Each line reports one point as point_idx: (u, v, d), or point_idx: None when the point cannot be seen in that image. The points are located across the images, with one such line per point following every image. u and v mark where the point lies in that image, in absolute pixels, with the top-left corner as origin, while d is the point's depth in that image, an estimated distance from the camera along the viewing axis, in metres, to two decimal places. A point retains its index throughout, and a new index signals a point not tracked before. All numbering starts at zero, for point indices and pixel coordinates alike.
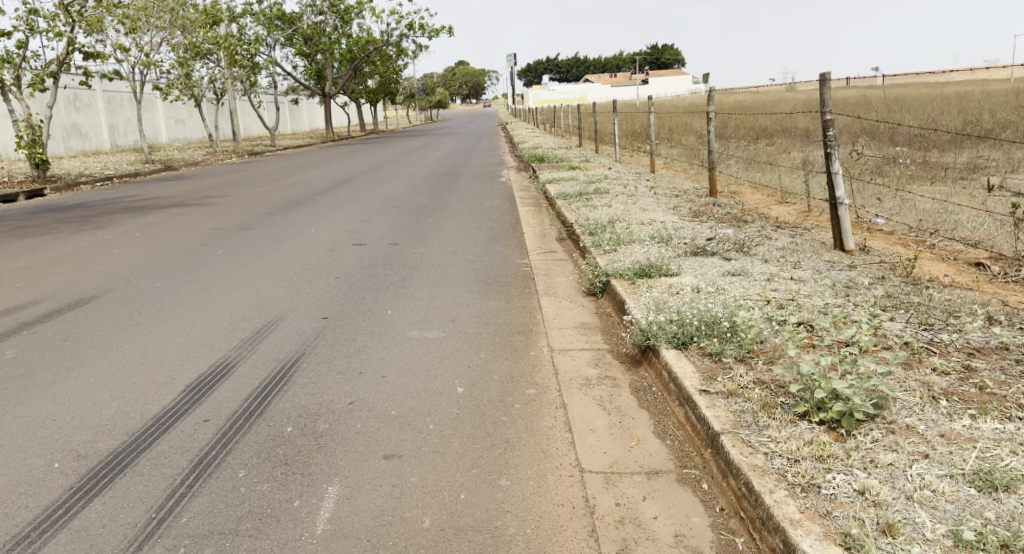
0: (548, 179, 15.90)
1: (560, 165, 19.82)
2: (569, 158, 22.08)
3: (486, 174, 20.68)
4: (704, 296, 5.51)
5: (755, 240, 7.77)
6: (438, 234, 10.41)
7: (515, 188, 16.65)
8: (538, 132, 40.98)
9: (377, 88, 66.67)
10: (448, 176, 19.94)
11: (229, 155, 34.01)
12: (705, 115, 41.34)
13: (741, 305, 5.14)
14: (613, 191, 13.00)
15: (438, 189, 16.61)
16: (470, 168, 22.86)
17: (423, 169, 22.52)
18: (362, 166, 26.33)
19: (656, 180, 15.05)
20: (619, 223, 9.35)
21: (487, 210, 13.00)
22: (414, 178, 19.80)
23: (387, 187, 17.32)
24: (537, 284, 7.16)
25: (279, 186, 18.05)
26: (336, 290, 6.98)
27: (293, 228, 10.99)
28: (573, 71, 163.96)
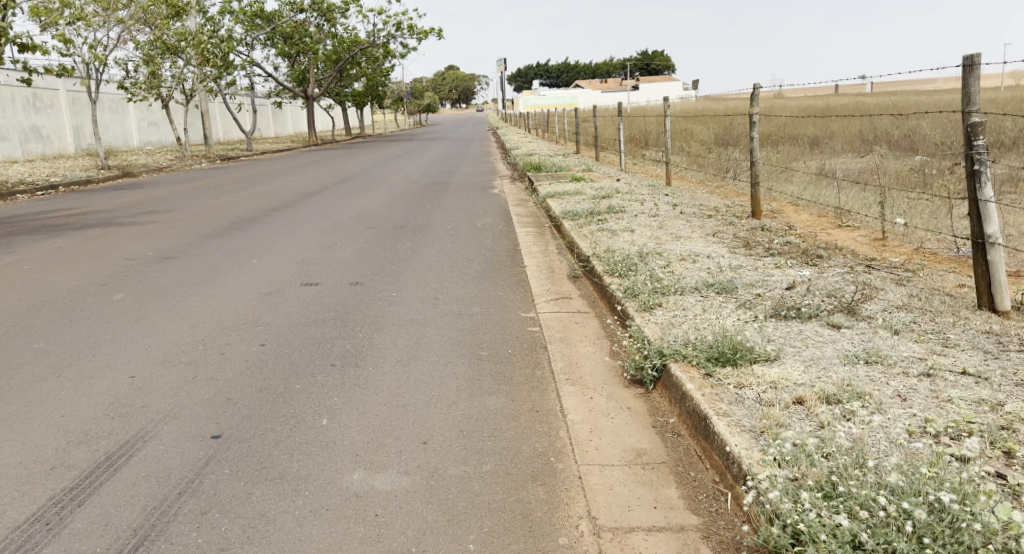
0: (551, 193, 13.69)
1: (558, 175, 17.62)
2: (569, 167, 19.88)
3: (477, 185, 18.52)
4: (859, 427, 3.21)
5: (857, 291, 5.56)
6: (415, 265, 8.22)
7: (511, 202, 14.46)
8: (531, 138, 38.72)
9: (362, 91, 64.33)
10: (433, 187, 17.74)
11: (199, 160, 31.76)
12: (708, 122, 39.20)
13: (940, 464, 2.90)
14: (631, 210, 10.81)
15: (421, 202, 14.42)
16: (458, 177, 20.65)
17: (406, 179, 20.33)
18: (340, 173, 24.07)
19: (677, 195, 12.85)
20: (655, 259, 7.13)
21: (479, 231, 10.80)
22: (394, 189, 17.59)
23: (362, 200, 15.12)
24: (556, 363, 4.85)
25: (239, 197, 15.85)
26: (253, 372, 4.69)
27: (234, 256, 8.79)
28: (563, 79, 162.10)
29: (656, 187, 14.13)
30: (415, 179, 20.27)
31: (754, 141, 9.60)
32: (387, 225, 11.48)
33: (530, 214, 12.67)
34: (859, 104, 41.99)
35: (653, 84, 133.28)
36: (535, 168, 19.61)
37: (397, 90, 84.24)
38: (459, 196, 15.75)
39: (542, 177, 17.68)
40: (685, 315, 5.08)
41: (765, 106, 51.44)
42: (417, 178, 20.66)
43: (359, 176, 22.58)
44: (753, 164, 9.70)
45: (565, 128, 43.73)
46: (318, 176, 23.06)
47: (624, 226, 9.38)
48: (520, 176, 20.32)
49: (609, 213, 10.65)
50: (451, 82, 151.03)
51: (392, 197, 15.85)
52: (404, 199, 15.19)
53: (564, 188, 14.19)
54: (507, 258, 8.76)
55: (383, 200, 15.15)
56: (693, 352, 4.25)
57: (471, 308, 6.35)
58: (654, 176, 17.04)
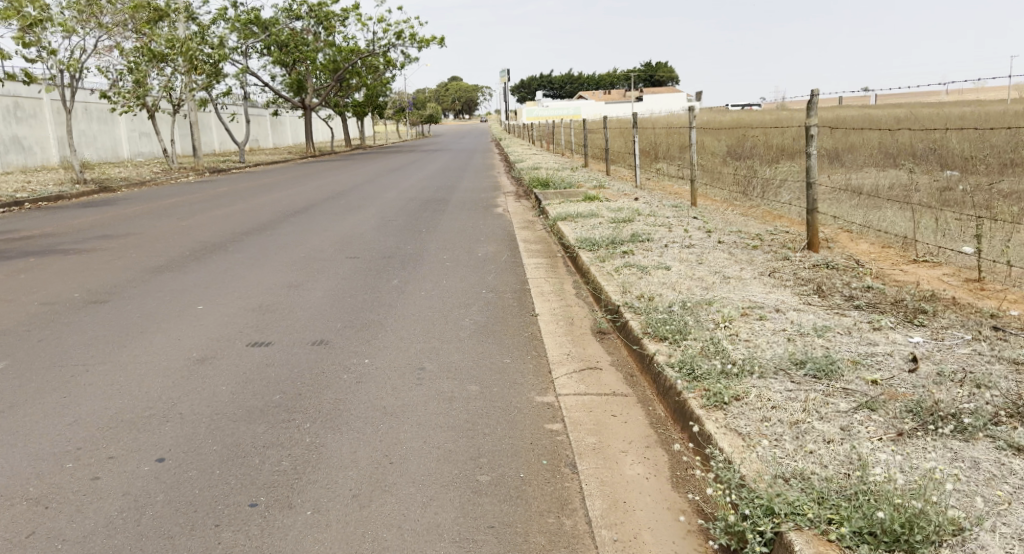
0: (561, 215, 12.08)
1: (567, 193, 15.99)
2: (578, 183, 18.27)
3: (478, 202, 16.89)
4: None
5: (1013, 377, 3.92)
6: (398, 314, 6.60)
7: (516, 225, 12.83)
8: (537, 150, 37.11)
9: (363, 101, 62.82)
10: (429, 206, 16.13)
11: (187, 173, 30.21)
12: (720, 134, 37.66)
13: None
14: (659, 238, 9.19)
15: (416, 225, 12.81)
16: (459, 193, 19.06)
17: (403, 195, 18.74)
18: (334, 187, 22.50)
19: (708, 218, 11.21)
20: (709, 314, 5.47)
21: (480, 262, 9.18)
22: (386, 207, 15.99)
23: (350, 221, 13.51)
24: (593, 503, 3.21)
25: (213, 217, 14.29)
26: (127, 525, 3.10)
27: (178, 300, 7.18)
28: (567, 90, 160.87)
29: (680, 208, 12.50)
30: (412, 195, 18.66)
31: (811, 159, 8.03)
32: (374, 253, 9.88)
33: (538, 240, 11.04)
34: (877, 116, 40.34)
35: (657, 95, 131.90)
36: (542, 185, 17.98)
37: (399, 101, 82.78)
38: (459, 216, 14.16)
39: (549, 195, 16.06)
40: (783, 426, 3.43)
41: (776, 119, 49.80)
42: (416, 194, 19.10)
43: (352, 190, 21.00)
44: (808, 186, 8.08)
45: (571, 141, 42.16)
46: (309, 191, 21.45)
47: (657, 260, 7.75)
48: (525, 193, 18.73)
49: (634, 241, 9.02)
50: (453, 93, 149.63)
51: (384, 217, 14.24)
52: (397, 220, 13.59)
53: (576, 209, 12.58)
54: (513, 302, 7.11)
55: (373, 220, 13.55)
56: (836, 516, 2.72)
57: (465, 387, 4.71)
58: (675, 195, 15.42)
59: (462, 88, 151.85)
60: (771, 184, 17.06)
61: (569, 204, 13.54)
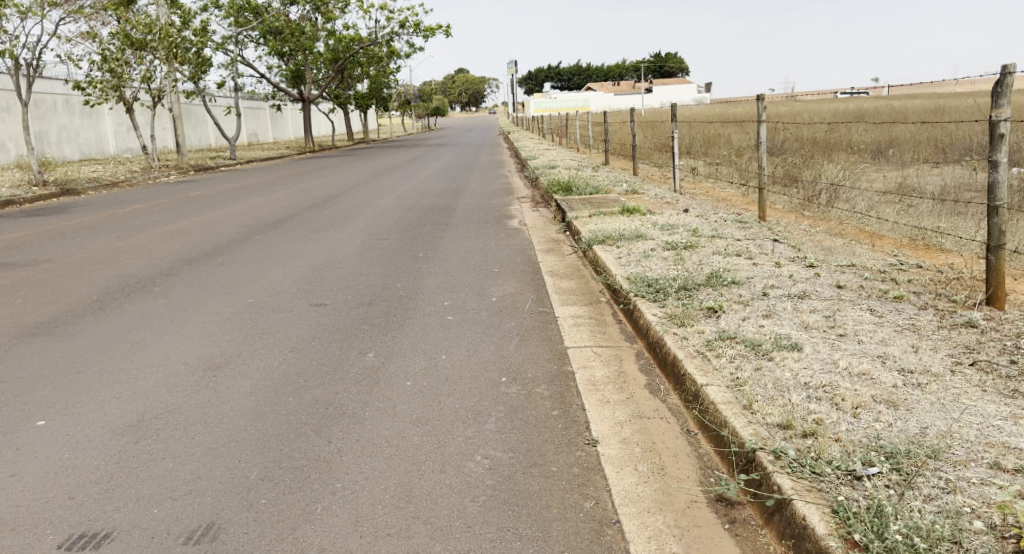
0: (596, 236, 9.35)
1: (597, 201, 13.27)
2: (607, 187, 15.55)
3: (488, 211, 14.21)
4: None
5: None
6: (363, 440, 3.96)
7: (538, 247, 10.14)
8: (549, 146, 34.38)
9: (365, 93, 60.05)
10: (430, 217, 13.43)
11: (168, 171, 27.54)
12: (747, 127, 34.85)
13: None
14: (751, 281, 6.49)
15: (411, 246, 10.12)
16: (464, 198, 16.36)
17: (399, 200, 16.03)
18: (324, 188, 19.78)
19: (793, 241, 8.51)
20: (962, 516, 2.79)
21: (496, 313, 6.49)
22: (378, 218, 13.26)
23: (330, 238, 10.82)
24: None
25: (163, 231, 11.59)
26: None
27: (18, 402, 4.51)
28: (575, 82, 157.99)
29: (749, 226, 9.78)
30: (410, 201, 15.96)
31: (999, 171, 5.34)
32: (348, 296, 7.18)
33: (570, 272, 8.34)
34: (915, 106, 37.41)
35: (666, 87, 128.76)
36: (563, 189, 15.26)
37: (402, 92, 79.95)
38: (467, 232, 11.48)
39: (574, 203, 13.34)
40: None
41: (800, 110, 46.92)
42: (415, 199, 16.39)
43: (344, 191, 18.29)
44: (993, 211, 5.40)
45: (586, 135, 39.33)
46: (295, 192, 18.75)
47: (772, 330, 5.05)
48: (544, 198, 16.00)
49: (718, 286, 6.33)
50: (459, 85, 146.88)
51: (373, 231, 11.57)
52: (388, 237, 10.91)
53: (614, 228, 9.85)
54: (552, 408, 4.43)
55: (358, 238, 10.84)
56: None
57: None
58: (728, 205, 12.69)
59: (468, 79, 148.71)
60: (838, 188, 14.28)
61: (603, 219, 10.82)
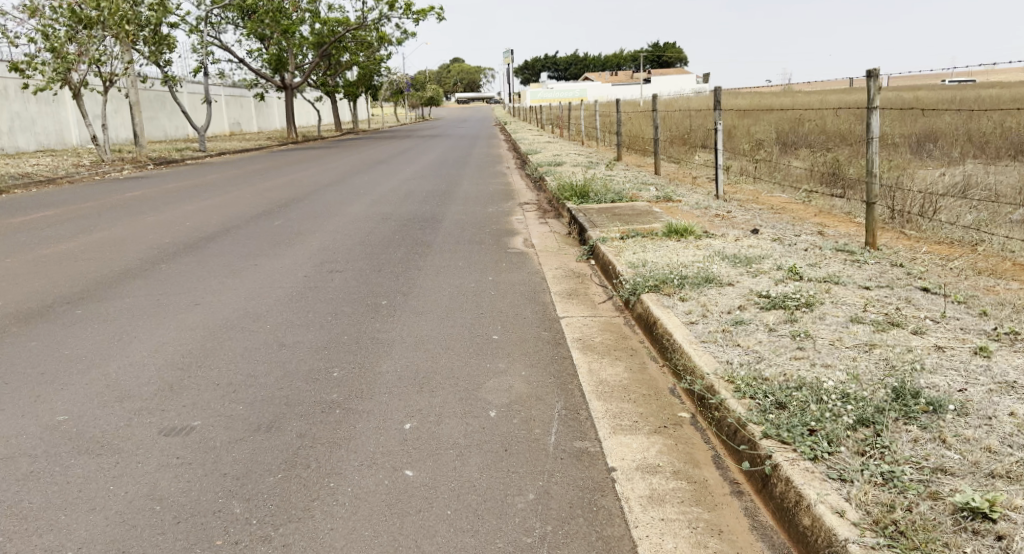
0: (644, 276, 6.29)
1: (626, 215, 10.24)
2: (633, 193, 12.53)
3: (484, 224, 11.19)
4: None
5: None
6: None
7: (553, 287, 7.12)
8: (551, 139, 31.29)
9: (354, 81, 56.91)
10: (409, 232, 10.40)
11: (123, 166, 24.43)
12: (767, 119, 31.83)
13: None
14: (975, 400, 3.50)
15: (372, 286, 7.08)
16: (454, 205, 13.33)
17: (375, 207, 13.02)
18: (291, 188, 16.70)
19: (958, 293, 5.47)
20: None
21: (494, 464, 3.44)
22: (339, 233, 10.24)
23: (263, 270, 7.79)
24: None
25: (43, 255, 8.53)
26: None
27: None
28: (573, 72, 154.88)
29: (861, 260, 6.74)
30: (388, 208, 12.94)
31: None
32: (240, 406, 4.15)
33: (612, 342, 5.30)
34: (945, 95, 34.48)
35: (665, 77, 125.62)
36: (579, 196, 12.25)
37: (394, 80, 76.71)
38: (455, 258, 8.46)
39: (596, 217, 10.32)
40: None
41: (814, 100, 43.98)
42: (394, 205, 13.36)
43: (311, 193, 15.22)
44: None
45: (590, 126, 36.27)
46: (254, 193, 15.65)
47: None
48: (553, 205, 12.98)
49: (923, 417, 3.29)
50: (455, 74, 143.57)
51: (325, 257, 8.52)
52: (343, 269, 7.85)
53: (665, 263, 6.82)
54: None
55: (303, 269, 7.81)
56: None
57: None
58: (799, 221, 9.68)
59: (463, 69, 145.37)
60: (928, 195, 11.26)
61: (643, 244, 7.77)
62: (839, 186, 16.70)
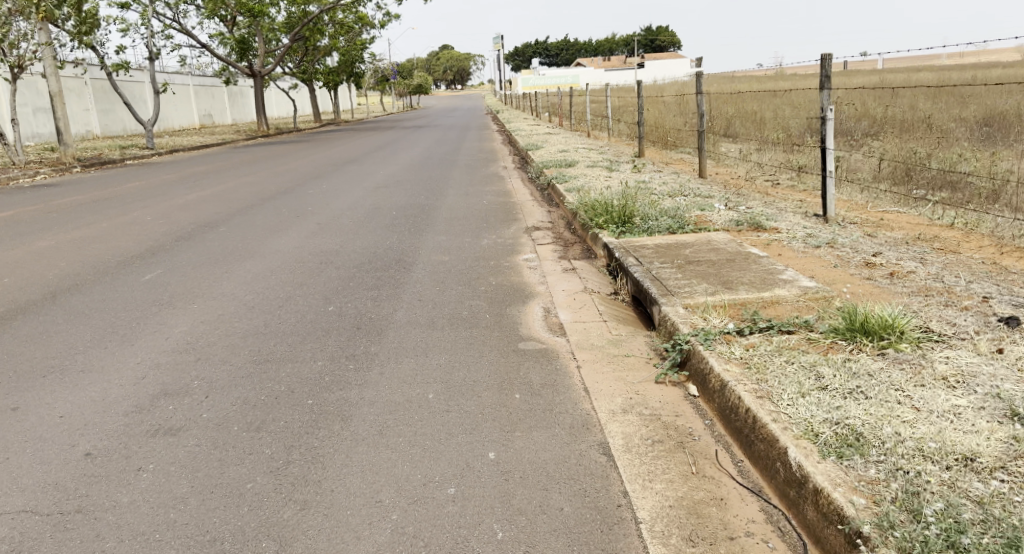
0: (934, 529, 2.59)
1: (713, 263, 6.24)
2: (698, 214, 8.52)
3: (476, 273, 7.20)
4: None
5: None
6: None
7: (647, 501, 3.12)
8: (551, 130, 27.29)
9: (333, 68, 52.65)
10: (355, 294, 6.41)
11: (37, 171, 20.33)
12: (798, 104, 27.84)
13: None
14: None
15: (227, 504, 3.13)
16: (434, 233, 9.32)
17: (319, 239, 9.04)
18: (222, 202, 12.69)
19: None
20: None
21: None
22: (240, 299, 6.26)
23: (16, 430, 3.79)
24: None
25: None
26: None
27: None
28: (563, 58, 150.59)
29: None
30: (339, 239, 8.94)
31: None
32: None
33: None
34: (997, 73, 30.36)
35: (661, 60, 121.20)
36: (619, 222, 8.24)
37: (379, 67, 72.40)
38: (426, 375, 4.47)
39: (663, 265, 6.33)
40: None
41: (840, 81, 39.80)
42: (348, 233, 9.37)
43: (240, 213, 11.24)
44: None
45: (595, 116, 32.13)
46: (163, 211, 11.63)
47: None
48: (578, 233, 8.99)
49: None
50: (444, 62, 138.87)
51: (183, 371, 4.56)
52: (194, 420, 3.85)
53: (930, 447, 2.95)
54: None
55: (113, 422, 3.85)
56: None
57: None
58: (1014, 274, 5.68)
59: (453, 56, 140.55)
60: None
61: (814, 365, 3.71)
62: (944, 191, 12.71)
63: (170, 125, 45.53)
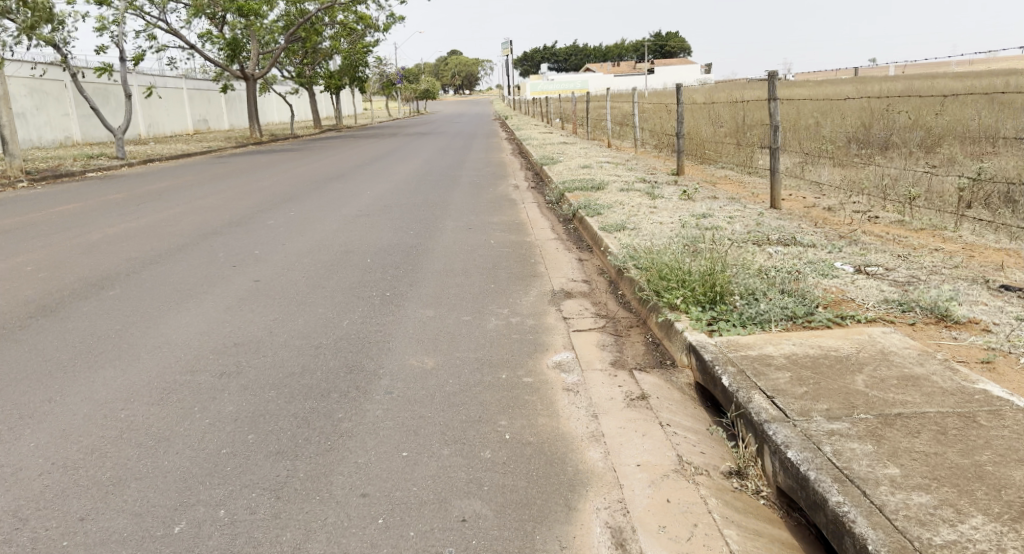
0: None
1: (938, 431, 3.22)
2: (827, 286, 5.52)
3: (475, 404, 4.22)
4: None
5: None
6: None
7: None
8: (567, 140, 24.41)
9: (334, 72, 49.86)
10: (248, 481, 3.43)
11: None
12: (843, 111, 24.91)
13: None
14: None
15: None
16: (417, 304, 6.37)
17: (246, 314, 6.09)
18: (153, 239, 9.77)
19: None
20: None
21: None
22: (23, 504, 3.34)
23: None
24: None
25: None
26: None
27: None
28: (573, 64, 148.08)
29: None
30: (274, 316, 5.99)
31: None
32: None
33: None
34: None
35: (673, 67, 118.25)
36: (709, 298, 5.21)
37: (383, 71, 69.69)
38: None
39: (836, 428, 3.30)
40: None
41: (878, 86, 36.86)
42: (293, 304, 6.41)
43: (164, 260, 8.32)
44: None
45: (615, 123, 29.24)
46: (59, 256, 8.69)
47: None
48: (633, 308, 6.00)
49: None
50: (452, 68, 136.11)
51: None
52: None
53: None
54: None
55: None
56: None
57: None
58: None
59: (461, 61, 137.54)
60: None
61: None
62: None
63: (161, 131, 42.70)
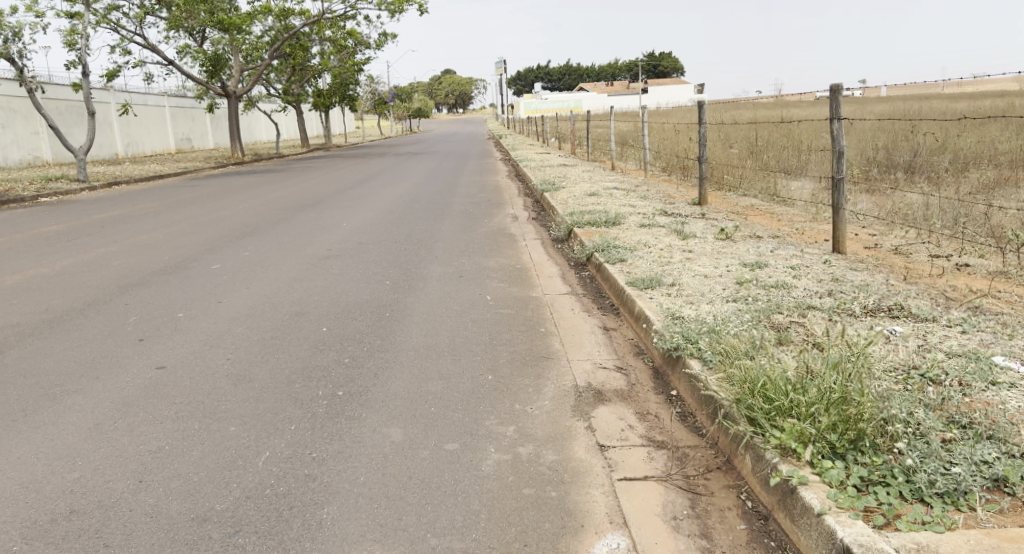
0: None
1: None
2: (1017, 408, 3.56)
3: None
4: None
5: None
6: None
7: None
8: (568, 163, 22.51)
9: (322, 90, 47.94)
10: None
11: None
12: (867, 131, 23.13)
13: None
14: None
15: None
16: (379, 415, 4.37)
17: (121, 439, 4.09)
18: (61, 293, 7.75)
19: None
20: None
21: None
22: None
23: None
24: None
25: None
26: None
27: None
28: (567, 83, 146.72)
29: None
30: (161, 447, 4.00)
31: None
32: None
33: None
34: None
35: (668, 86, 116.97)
36: (849, 441, 3.24)
37: (373, 88, 67.89)
38: None
39: None
40: None
41: (892, 105, 35.19)
42: (199, 417, 4.41)
43: (58, 328, 6.33)
44: None
45: (617, 144, 27.38)
46: None
47: None
48: (699, 424, 4.01)
49: None
50: (445, 87, 134.48)
51: None
52: None
53: None
54: None
55: None
56: None
57: None
58: None
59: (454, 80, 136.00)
60: None
61: None
62: None
63: (139, 150, 40.63)
